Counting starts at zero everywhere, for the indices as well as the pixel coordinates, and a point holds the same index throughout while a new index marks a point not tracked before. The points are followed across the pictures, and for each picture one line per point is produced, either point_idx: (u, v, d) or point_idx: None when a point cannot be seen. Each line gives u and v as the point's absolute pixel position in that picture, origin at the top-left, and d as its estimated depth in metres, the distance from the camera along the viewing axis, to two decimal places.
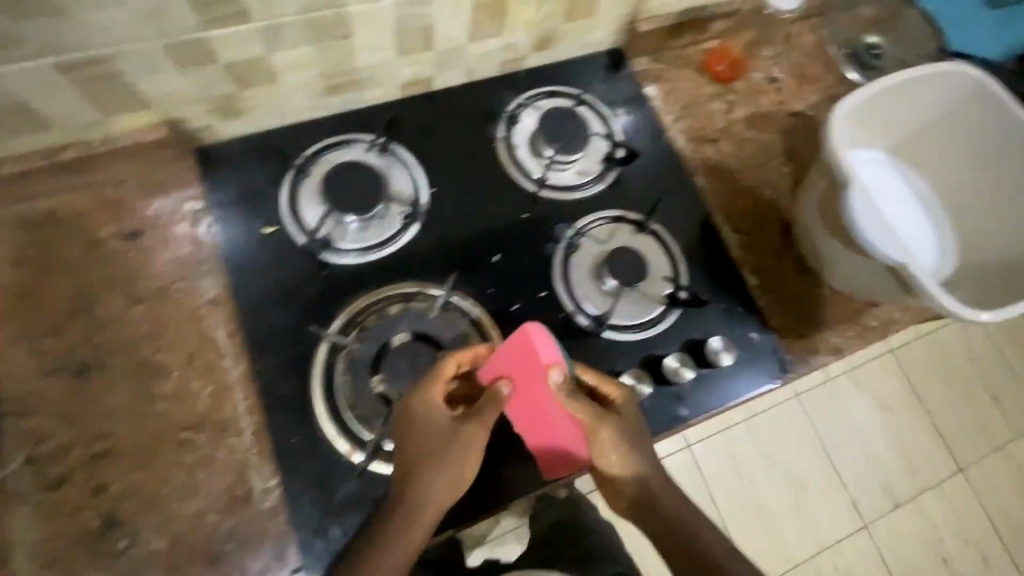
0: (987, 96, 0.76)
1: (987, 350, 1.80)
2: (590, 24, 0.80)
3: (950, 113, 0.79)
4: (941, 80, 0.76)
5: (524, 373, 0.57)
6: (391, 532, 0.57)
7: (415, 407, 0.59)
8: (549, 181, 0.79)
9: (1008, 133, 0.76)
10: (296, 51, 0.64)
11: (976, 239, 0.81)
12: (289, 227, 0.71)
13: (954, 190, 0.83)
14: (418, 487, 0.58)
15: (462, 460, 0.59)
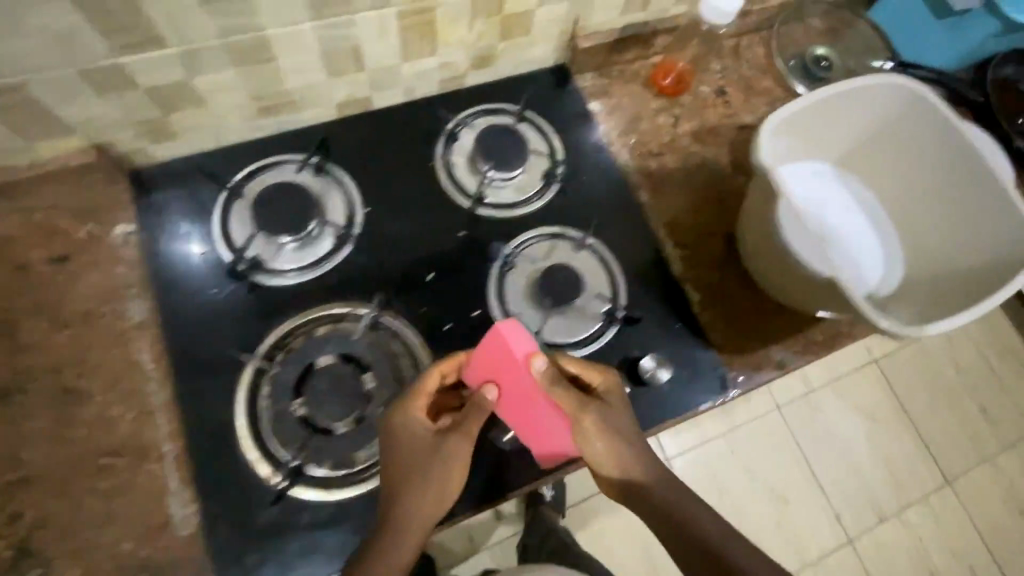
0: (922, 106, 0.75)
1: (974, 359, 1.76)
2: (528, 42, 0.80)
3: (887, 123, 0.78)
4: (876, 93, 0.76)
5: (508, 368, 0.59)
6: (379, 549, 0.56)
7: (399, 420, 0.60)
8: (487, 199, 0.78)
9: (945, 143, 0.75)
10: (220, 75, 0.64)
11: (924, 247, 0.80)
12: (220, 249, 0.71)
13: (902, 200, 0.82)
14: (404, 501, 0.58)
15: (449, 470, 0.60)
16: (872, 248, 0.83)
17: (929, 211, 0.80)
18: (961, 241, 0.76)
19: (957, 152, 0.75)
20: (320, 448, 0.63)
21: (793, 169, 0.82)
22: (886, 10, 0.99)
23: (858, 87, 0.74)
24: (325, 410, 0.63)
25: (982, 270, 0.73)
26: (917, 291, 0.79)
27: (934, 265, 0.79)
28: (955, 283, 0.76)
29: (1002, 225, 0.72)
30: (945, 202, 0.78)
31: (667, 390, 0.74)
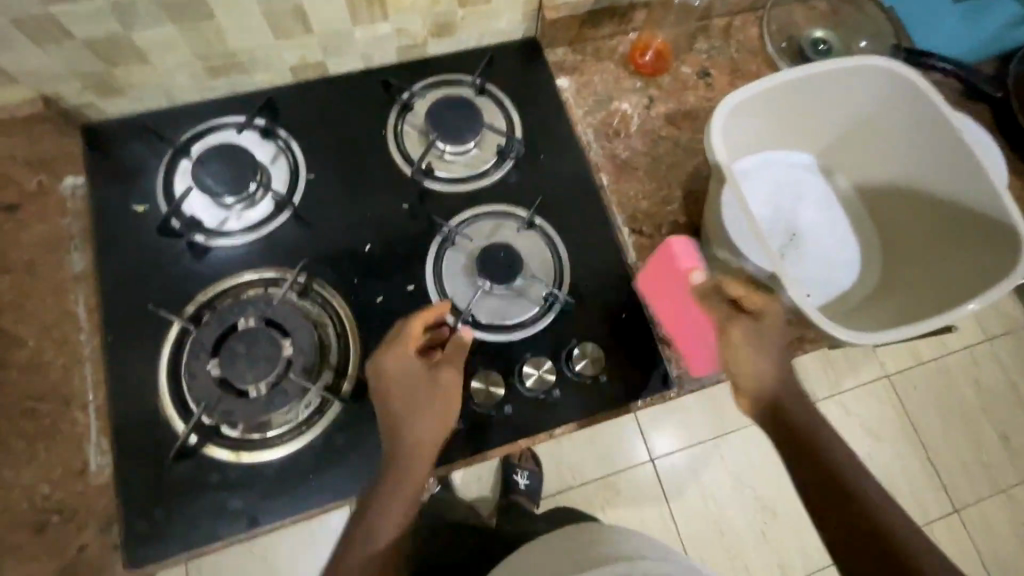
0: (904, 86, 0.70)
1: (1003, 385, 1.61)
2: (491, 11, 0.77)
3: (867, 106, 0.74)
4: (859, 79, 0.71)
5: (670, 278, 0.67)
6: (388, 482, 0.58)
7: (388, 362, 0.60)
8: (436, 173, 0.76)
9: (931, 128, 0.70)
10: (158, 30, 0.64)
11: (920, 236, 0.75)
12: (161, 206, 0.71)
13: (892, 197, 0.78)
14: (404, 437, 0.59)
15: (444, 403, 0.61)
16: (847, 247, 0.80)
17: (921, 210, 0.75)
18: (949, 243, 0.72)
19: (945, 146, 0.69)
20: (232, 410, 0.62)
21: (762, 161, 0.79)
22: None
23: (831, 68, 0.70)
24: (239, 371, 0.62)
25: (966, 274, 0.69)
26: (896, 294, 0.75)
27: (919, 267, 0.74)
28: (938, 287, 0.71)
29: (991, 226, 0.67)
30: (935, 199, 0.73)
31: (606, 381, 0.70)
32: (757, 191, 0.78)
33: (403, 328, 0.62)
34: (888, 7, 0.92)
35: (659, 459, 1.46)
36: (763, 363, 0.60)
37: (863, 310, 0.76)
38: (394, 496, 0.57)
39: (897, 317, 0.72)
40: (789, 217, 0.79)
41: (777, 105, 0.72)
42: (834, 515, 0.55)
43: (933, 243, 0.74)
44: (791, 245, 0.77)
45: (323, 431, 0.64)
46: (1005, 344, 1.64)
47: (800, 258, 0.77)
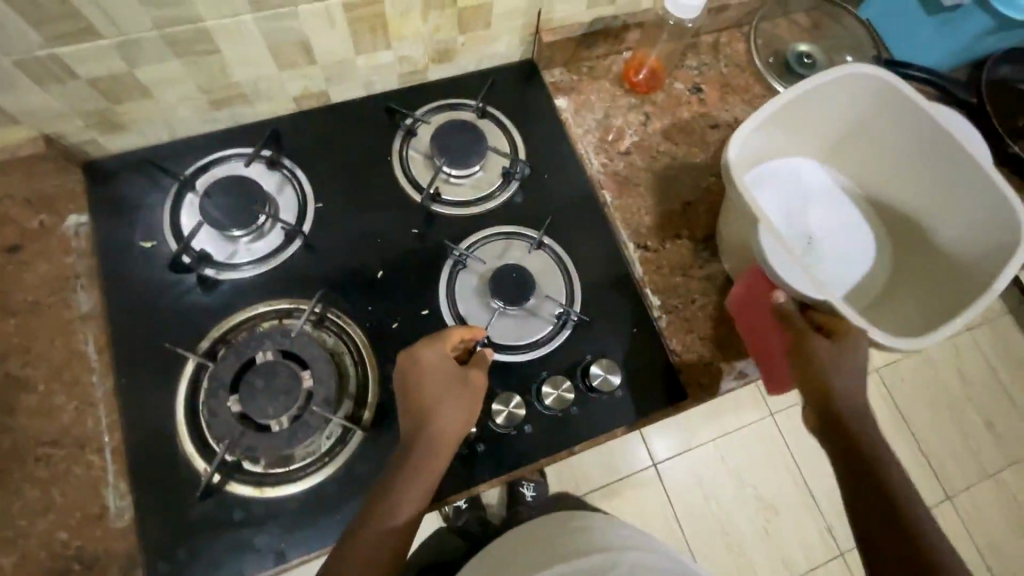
0: (895, 96, 0.72)
1: (983, 372, 1.67)
2: (490, 36, 0.79)
3: (864, 115, 0.76)
4: (861, 91, 0.74)
5: (758, 299, 0.69)
6: (405, 468, 0.58)
7: (425, 354, 0.63)
8: (443, 197, 0.77)
9: (926, 134, 0.72)
10: (163, 66, 0.64)
11: (927, 234, 0.79)
12: (169, 241, 0.71)
13: (902, 201, 0.81)
14: (427, 424, 0.60)
15: (468, 398, 0.62)
16: (861, 246, 0.82)
17: (930, 215, 0.78)
18: (957, 247, 0.74)
19: (946, 154, 0.72)
20: (255, 446, 0.61)
21: (773, 169, 0.82)
22: (876, 5, 0.95)
23: (824, 83, 0.72)
24: (260, 406, 0.61)
25: (970, 277, 0.72)
26: (906, 295, 0.79)
27: (929, 269, 0.78)
28: (946, 290, 0.74)
29: (992, 233, 0.70)
30: (941, 205, 0.76)
31: (621, 396, 0.71)
32: (773, 198, 0.81)
33: (441, 330, 0.64)
34: (864, 20, 0.95)
35: (661, 463, 1.48)
36: (839, 378, 0.60)
37: (878, 311, 0.80)
38: (411, 482, 0.58)
39: (908, 319, 0.76)
40: (802, 221, 0.81)
41: (779, 121, 0.75)
42: (871, 518, 0.56)
43: (942, 247, 0.76)
44: (810, 248, 0.80)
45: (346, 461, 0.64)
46: (983, 334, 1.71)
47: (819, 261, 0.80)
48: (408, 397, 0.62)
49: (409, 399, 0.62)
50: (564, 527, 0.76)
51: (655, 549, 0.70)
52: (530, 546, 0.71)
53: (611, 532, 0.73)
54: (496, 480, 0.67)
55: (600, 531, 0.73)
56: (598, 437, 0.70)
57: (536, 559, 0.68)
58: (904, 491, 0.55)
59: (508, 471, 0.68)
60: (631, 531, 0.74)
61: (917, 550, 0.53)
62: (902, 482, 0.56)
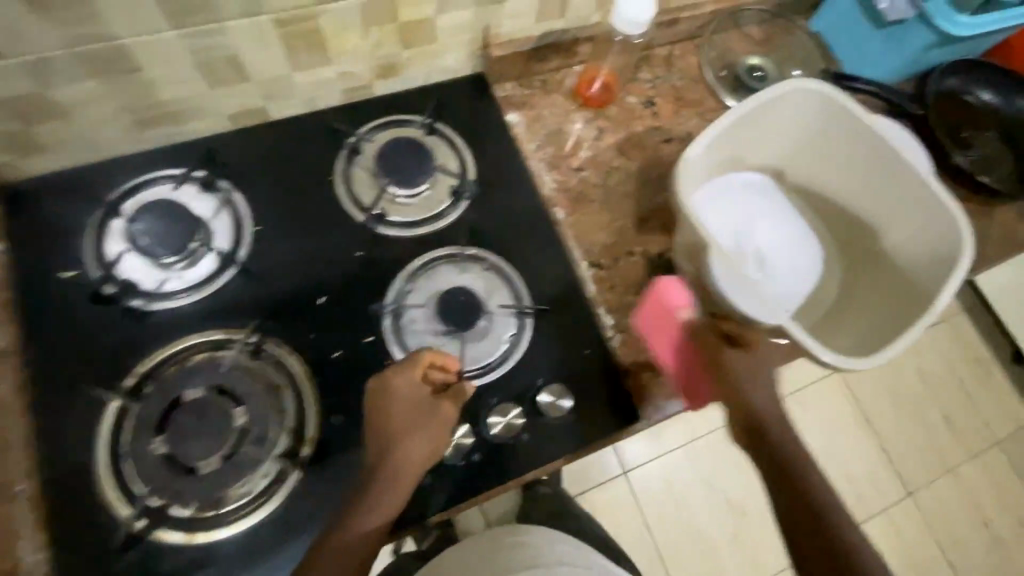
0: (838, 109, 0.73)
1: (941, 370, 1.71)
2: (436, 51, 0.76)
3: (810, 128, 0.77)
4: (813, 108, 0.74)
5: (664, 318, 0.68)
6: (371, 494, 0.57)
7: (396, 379, 0.60)
8: (389, 218, 0.74)
9: (872, 145, 0.74)
10: (80, 86, 0.60)
11: (878, 239, 0.80)
12: (92, 270, 0.66)
13: (852, 216, 0.82)
14: (395, 449, 0.58)
15: (438, 424, 0.60)
16: (818, 260, 0.83)
17: (878, 230, 0.80)
18: (905, 261, 0.77)
19: (895, 172, 0.74)
20: (182, 489, 0.58)
21: (720, 185, 0.81)
22: (826, 19, 0.95)
23: (769, 99, 0.72)
24: (188, 446, 0.58)
25: (916, 291, 0.74)
26: (858, 302, 0.80)
27: (877, 282, 0.80)
28: (892, 303, 0.76)
29: (938, 249, 0.73)
30: (890, 221, 0.78)
31: (574, 420, 0.70)
32: (722, 216, 0.80)
33: (416, 353, 0.61)
34: (816, 32, 0.97)
35: (631, 471, 1.47)
36: (755, 387, 0.61)
37: (829, 324, 0.80)
38: (376, 508, 0.57)
39: (857, 332, 0.77)
40: (752, 236, 0.80)
41: (729, 136, 0.75)
42: (801, 530, 0.56)
43: (891, 261, 0.79)
44: (763, 267, 0.79)
45: (283, 501, 0.61)
46: (941, 332, 1.74)
47: (770, 281, 0.79)
48: (374, 425, 0.60)
49: (377, 423, 0.60)
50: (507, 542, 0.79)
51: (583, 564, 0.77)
52: (473, 554, 0.77)
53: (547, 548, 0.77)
54: (450, 509, 0.65)
55: (536, 548, 0.77)
56: (551, 462, 0.68)
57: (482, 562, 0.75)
58: (824, 500, 0.56)
59: (461, 501, 0.65)
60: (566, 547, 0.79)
61: (849, 560, 0.54)
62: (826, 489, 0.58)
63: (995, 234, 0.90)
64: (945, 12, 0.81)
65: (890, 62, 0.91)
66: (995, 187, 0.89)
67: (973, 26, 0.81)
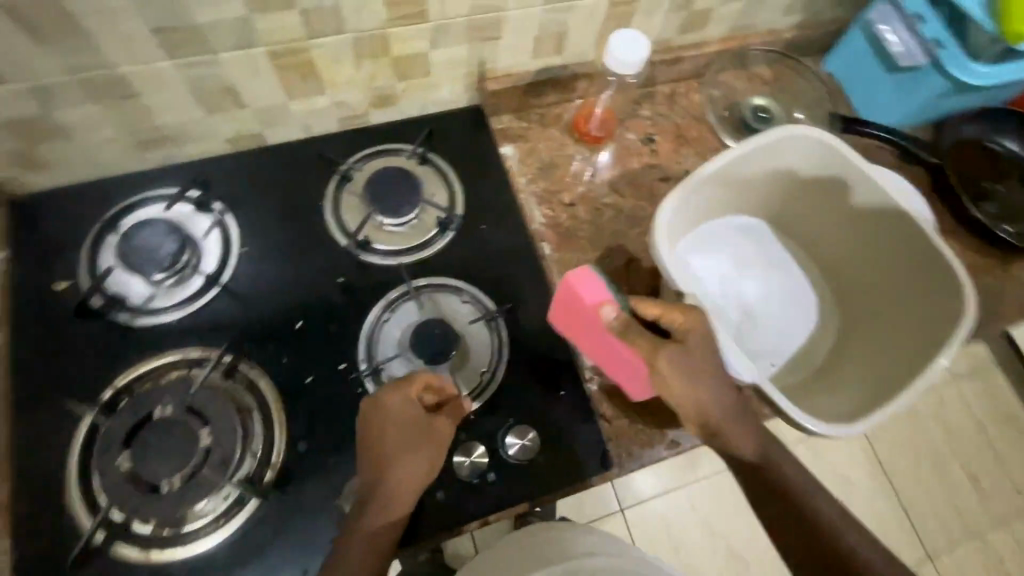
0: (837, 158, 0.72)
1: (972, 427, 1.59)
2: (431, 83, 0.77)
3: (809, 175, 0.76)
4: (812, 156, 0.74)
5: (582, 314, 0.63)
6: (371, 513, 0.57)
7: (389, 400, 0.60)
8: (373, 245, 0.75)
9: (875, 195, 0.73)
10: (82, 109, 0.63)
11: (879, 291, 0.78)
12: (83, 282, 0.68)
13: (857, 267, 0.80)
14: (388, 469, 0.58)
15: (432, 441, 0.61)
16: (811, 311, 0.81)
17: (881, 283, 0.77)
18: (907, 318, 0.74)
19: (896, 224, 0.73)
20: (141, 507, 0.58)
21: (709, 231, 0.81)
22: (837, 61, 0.93)
23: (766, 143, 0.71)
24: (152, 465, 0.59)
25: (914, 351, 0.71)
26: (854, 357, 0.77)
27: (877, 339, 0.76)
28: (888, 359, 0.73)
29: (940, 308, 0.70)
30: (894, 275, 0.76)
31: (543, 463, 0.68)
32: (706, 264, 0.80)
33: (407, 373, 0.61)
34: (829, 72, 0.95)
35: (629, 508, 1.42)
36: (701, 389, 0.58)
37: (820, 381, 0.77)
38: (378, 525, 0.57)
39: (849, 391, 0.74)
40: (733, 286, 0.80)
41: (722, 179, 0.74)
42: (783, 528, 0.59)
43: (893, 317, 0.76)
44: (746, 319, 0.79)
45: (241, 526, 0.61)
46: (972, 384, 1.63)
47: (752, 334, 0.78)
48: (369, 449, 0.59)
49: (368, 444, 0.59)
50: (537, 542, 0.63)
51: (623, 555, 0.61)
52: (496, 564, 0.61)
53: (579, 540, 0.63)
54: (412, 545, 0.64)
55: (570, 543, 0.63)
56: (517, 505, 0.66)
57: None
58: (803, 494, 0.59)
59: (422, 537, 0.65)
60: (600, 538, 0.64)
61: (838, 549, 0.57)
62: (797, 482, 0.60)
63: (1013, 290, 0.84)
64: (958, 60, 0.78)
65: (901, 107, 0.88)
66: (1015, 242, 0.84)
67: (990, 74, 0.77)
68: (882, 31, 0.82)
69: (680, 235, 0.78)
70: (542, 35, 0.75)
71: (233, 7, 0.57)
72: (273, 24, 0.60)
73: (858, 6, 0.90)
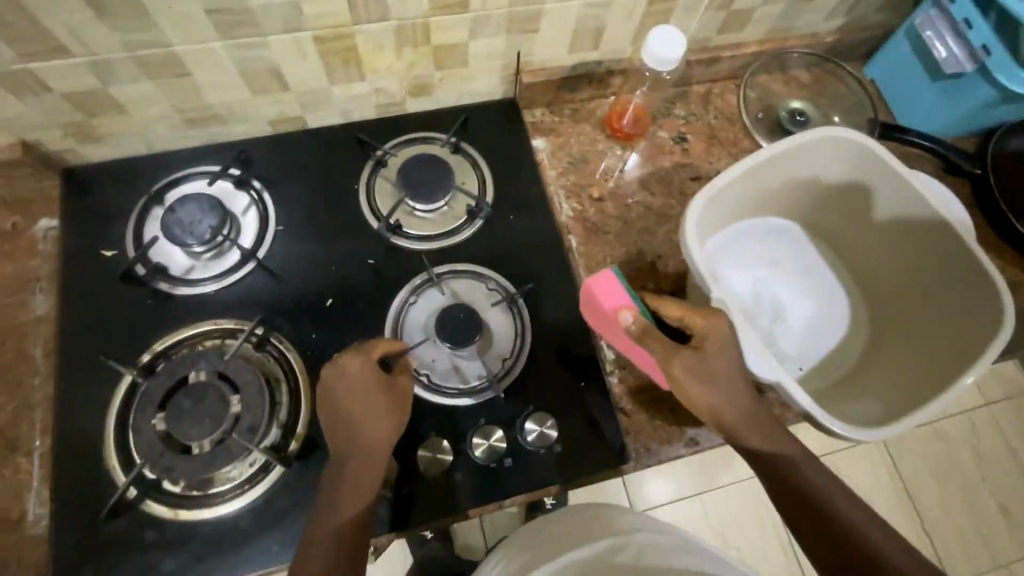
0: (874, 162, 0.71)
1: (1003, 454, 1.52)
2: (467, 74, 0.79)
3: (845, 178, 0.75)
4: (845, 158, 0.73)
5: (605, 318, 0.65)
6: (347, 478, 0.57)
7: (350, 363, 0.60)
8: (404, 229, 0.76)
9: (911, 200, 0.71)
10: (137, 86, 0.66)
11: (912, 299, 0.76)
12: (129, 250, 0.72)
13: (891, 273, 0.79)
14: (358, 432, 0.58)
15: (394, 403, 0.61)
16: (841, 314, 0.81)
17: (914, 290, 0.76)
18: (939, 328, 0.72)
19: (932, 231, 0.71)
20: (172, 467, 0.60)
21: (740, 232, 0.81)
22: (880, 66, 0.91)
23: (803, 144, 0.71)
24: (184, 427, 0.61)
25: (948, 360, 0.69)
26: (884, 365, 0.75)
27: (910, 347, 0.74)
28: (919, 368, 0.72)
29: (976, 316, 0.68)
30: (928, 282, 0.74)
31: (559, 453, 0.69)
32: (736, 264, 0.80)
33: (363, 342, 0.63)
34: (870, 78, 0.94)
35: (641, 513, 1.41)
36: (715, 391, 0.58)
37: (847, 387, 0.76)
38: (354, 490, 0.56)
39: (879, 397, 0.72)
40: (761, 288, 0.80)
41: (756, 179, 0.74)
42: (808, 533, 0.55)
43: (925, 327, 0.74)
44: (774, 321, 0.78)
45: (265, 493, 0.63)
46: (1006, 410, 1.57)
47: (779, 337, 0.77)
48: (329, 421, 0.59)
49: (331, 410, 0.59)
50: (582, 517, 0.64)
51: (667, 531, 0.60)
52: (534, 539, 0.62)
53: (618, 518, 0.63)
54: (428, 522, 0.65)
55: (611, 518, 0.63)
56: (533, 490, 0.67)
57: (536, 553, 0.59)
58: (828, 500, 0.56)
59: (436, 515, 0.66)
60: (639, 517, 0.64)
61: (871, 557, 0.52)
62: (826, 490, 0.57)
63: None
64: (1006, 66, 0.75)
65: (944, 116, 0.86)
66: None
67: None
68: (929, 37, 0.80)
69: (710, 234, 0.78)
70: (580, 29, 0.76)
71: None
72: (322, 9, 0.62)
73: (904, 12, 0.89)
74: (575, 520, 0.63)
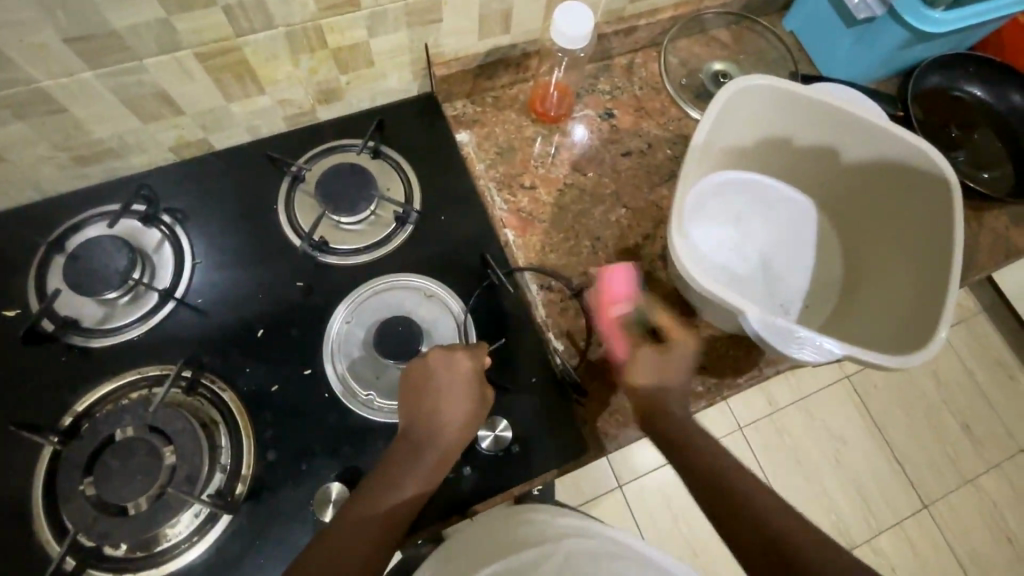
0: (823, 106, 0.71)
1: (959, 373, 1.59)
2: (376, 73, 0.75)
3: (802, 124, 0.74)
4: (796, 105, 0.72)
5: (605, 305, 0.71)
6: (417, 466, 0.58)
7: (460, 357, 0.61)
8: (331, 245, 0.73)
9: (870, 135, 0.71)
10: (8, 130, 0.61)
11: (882, 227, 0.76)
12: (32, 305, 0.67)
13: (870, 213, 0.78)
14: (440, 423, 0.60)
15: (481, 406, 0.62)
16: (804, 256, 0.80)
17: (887, 215, 0.76)
18: (911, 249, 0.72)
19: (902, 157, 0.71)
20: (108, 532, 0.57)
21: (707, 188, 0.79)
22: (797, 16, 0.91)
23: (753, 89, 0.70)
24: (116, 487, 0.58)
25: (922, 283, 0.68)
26: (868, 296, 0.75)
27: (882, 290, 0.74)
28: (899, 294, 0.71)
29: (935, 256, 0.68)
30: (900, 228, 0.74)
31: (517, 453, 0.67)
32: (706, 224, 0.79)
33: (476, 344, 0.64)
34: (790, 30, 0.93)
35: (627, 484, 1.43)
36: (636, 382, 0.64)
37: (838, 323, 0.76)
38: (418, 478, 0.58)
39: (868, 327, 0.72)
40: (733, 242, 0.79)
41: (714, 135, 0.73)
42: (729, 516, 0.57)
43: (896, 250, 0.74)
44: (752, 268, 0.78)
45: (216, 541, 0.60)
46: (960, 333, 1.63)
47: (760, 289, 0.77)
48: (410, 412, 0.61)
49: (423, 393, 0.61)
50: (505, 522, 0.60)
51: (595, 535, 0.57)
52: (459, 545, 0.58)
53: (553, 525, 0.59)
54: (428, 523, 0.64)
55: (540, 522, 0.59)
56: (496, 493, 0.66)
57: (469, 559, 0.54)
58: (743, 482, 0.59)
59: (432, 516, 0.65)
60: (570, 519, 0.61)
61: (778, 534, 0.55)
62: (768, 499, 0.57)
63: (986, 240, 0.82)
64: (914, 6, 0.76)
65: (863, 61, 0.85)
66: (981, 191, 0.82)
67: (946, 21, 0.76)
68: None
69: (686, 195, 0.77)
70: (487, 14, 0.73)
71: (149, 8, 0.54)
72: (197, 23, 0.58)
73: None
74: (501, 524, 0.59)
